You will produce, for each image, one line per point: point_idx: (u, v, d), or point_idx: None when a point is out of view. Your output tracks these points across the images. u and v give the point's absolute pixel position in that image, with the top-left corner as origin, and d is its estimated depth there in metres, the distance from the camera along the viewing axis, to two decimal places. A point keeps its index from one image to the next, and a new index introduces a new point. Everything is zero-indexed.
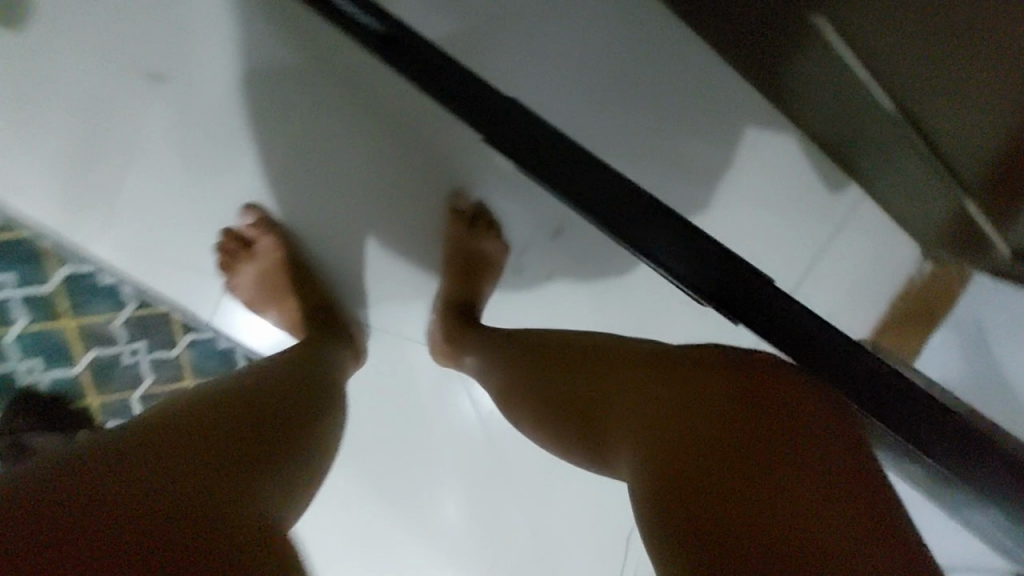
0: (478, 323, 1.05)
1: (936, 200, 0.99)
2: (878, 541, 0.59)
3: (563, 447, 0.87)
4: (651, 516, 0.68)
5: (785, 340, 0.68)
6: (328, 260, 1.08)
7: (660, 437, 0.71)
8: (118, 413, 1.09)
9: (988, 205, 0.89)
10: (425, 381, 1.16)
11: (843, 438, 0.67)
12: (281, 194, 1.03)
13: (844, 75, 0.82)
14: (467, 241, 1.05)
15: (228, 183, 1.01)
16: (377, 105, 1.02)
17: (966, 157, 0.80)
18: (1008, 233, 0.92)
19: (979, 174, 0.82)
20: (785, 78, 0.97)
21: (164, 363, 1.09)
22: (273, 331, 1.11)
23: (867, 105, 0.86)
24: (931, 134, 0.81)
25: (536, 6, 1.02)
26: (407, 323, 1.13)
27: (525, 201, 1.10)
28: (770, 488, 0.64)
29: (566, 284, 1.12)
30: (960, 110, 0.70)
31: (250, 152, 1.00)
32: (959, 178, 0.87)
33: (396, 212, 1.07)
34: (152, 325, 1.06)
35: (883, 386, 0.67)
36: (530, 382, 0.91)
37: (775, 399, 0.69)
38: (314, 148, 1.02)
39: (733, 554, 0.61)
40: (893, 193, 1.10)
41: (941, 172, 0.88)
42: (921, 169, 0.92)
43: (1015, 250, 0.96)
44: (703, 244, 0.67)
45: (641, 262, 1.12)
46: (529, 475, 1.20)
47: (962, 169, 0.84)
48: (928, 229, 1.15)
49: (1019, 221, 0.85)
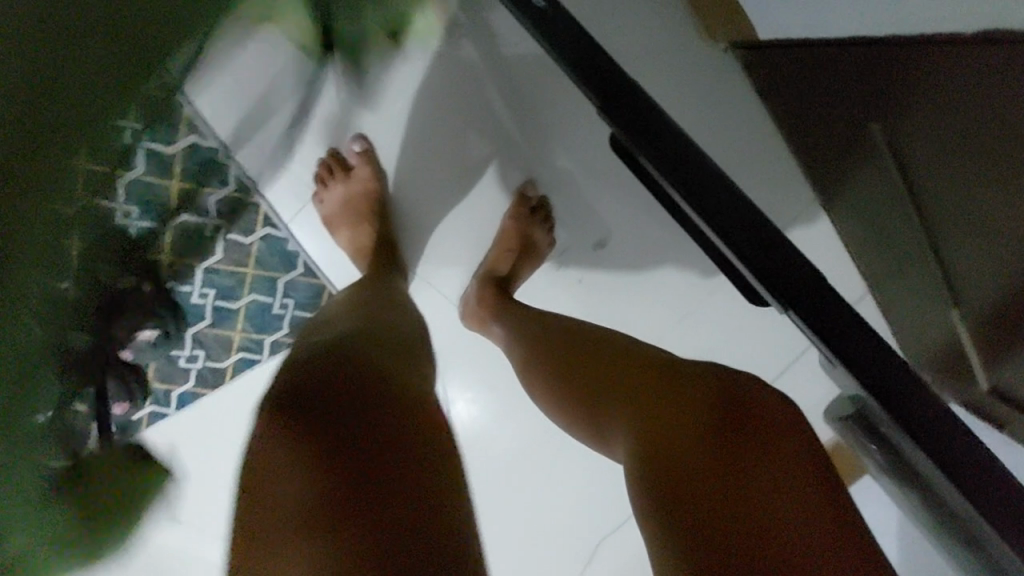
0: (511, 296, 1.21)
1: (934, 312, 1.23)
2: (829, 533, 0.73)
3: (572, 422, 1.02)
4: (641, 491, 0.82)
5: (836, 345, 0.63)
6: (401, 205, 1.23)
7: (658, 422, 0.86)
8: (182, 277, 1.17)
9: (977, 333, 1.12)
10: (449, 339, 1.33)
11: (808, 448, 0.81)
12: (389, 135, 1.20)
13: (881, 177, 1.10)
14: (523, 223, 1.22)
15: (352, 117, 1.18)
16: (497, 91, 1.20)
17: (965, 270, 1.02)
18: (984, 358, 1.15)
19: (976, 297, 1.04)
20: (837, 169, 1.23)
21: (237, 246, 1.18)
22: (335, 251, 1.22)
23: (893, 202, 1.11)
24: (938, 241, 1.05)
25: (654, 69, 1.34)
26: (450, 283, 1.30)
27: (582, 207, 1.28)
28: (744, 480, 0.78)
29: (592, 287, 1.30)
30: (968, 221, 0.93)
31: (382, 96, 1.18)
32: (956, 296, 1.10)
33: (476, 180, 1.24)
34: (242, 210, 1.16)
35: (945, 428, 0.59)
36: (560, 361, 1.06)
37: (756, 412, 0.84)
38: (433, 107, 1.19)
39: (708, 529, 0.75)
40: (903, 300, 1.34)
41: (942, 285, 1.12)
42: (928, 279, 1.16)
43: (987, 377, 1.19)
44: (768, 233, 0.68)
45: (664, 284, 1.30)
46: (510, 446, 1.37)
47: (960, 286, 1.07)
48: (918, 340, 1.39)
49: (998, 351, 1.08)
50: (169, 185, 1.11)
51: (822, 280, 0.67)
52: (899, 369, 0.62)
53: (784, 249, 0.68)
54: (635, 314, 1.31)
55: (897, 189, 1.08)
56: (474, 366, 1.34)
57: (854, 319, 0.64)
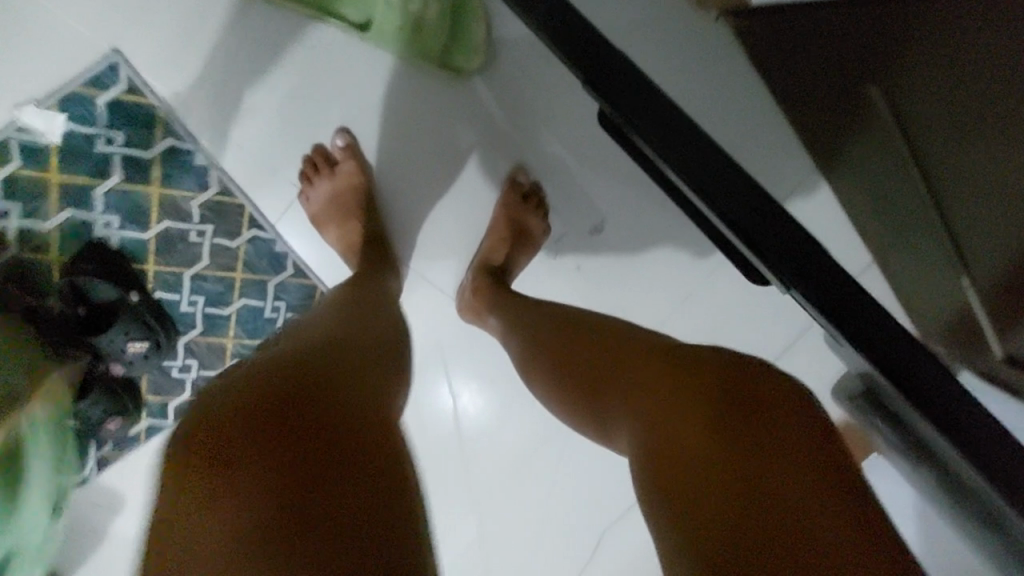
0: (508, 287, 1.18)
1: (942, 277, 1.17)
2: (848, 527, 0.69)
3: (574, 419, 0.99)
4: (645, 485, 0.80)
5: (846, 324, 0.57)
6: (391, 200, 1.20)
7: (664, 415, 0.83)
8: (171, 287, 1.13)
9: (987, 295, 1.06)
10: (446, 334, 1.30)
11: (823, 436, 0.77)
12: (374, 127, 1.16)
13: (881, 139, 1.05)
14: (518, 211, 1.19)
15: (334, 111, 1.14)
16: (483, 75, 1.17)
17: (972, 228, 0.97)
18: (996, 320, 1.09)
19: (985, 256, 0.99)
20: (838, 135, 1.18)
21: (224, 251, 1.14)
22: (324, 250, 1.19)
23: (895, 164, 1.06)
24: (943, 199, 1.00)
25: (644, 43, 1.30)
26: (444, 276, 1.26)
27: (576, 191, 1.24)
28: (754, 472, 0.74)
29: (591, 272, 1.26)
30: (976, 176, 0.88)
31: (364, 87, 1.14)
32: (962, 257, 1.05)
33: (466, 170, 1.21)
34: (225, 212, 1.12)
35: (948, 393, 0.53)
36: (552, 352, 1.04)
37: (767, 400, 0.80)
38: (417, 96, 1.16)
39: (713, 524, 0.72)
40: (910, 267, 1.29)
41: (948, 246, 1.07)
42: (934, 242, 1.11)
43: (1001, 341, 1.13)
44: (768, 203, 0.62)
45: (663, 263, 1.27)
46: (511, 440, 1.33)
47: (968, 246, 1.01)
48: (928, 308, 1.33)
49: (1012, 312, 1.02)
50: (148, 192, 1.09)
51: (833, 259, 0.60)
52: (915, 348, 0.55)
53: (784, 218, 0.61)
54: (632, 297, 1.27)
55: (898, 151, 1.03)
56: (472, 360, 1.31)
57: (863, 295, 0.57)
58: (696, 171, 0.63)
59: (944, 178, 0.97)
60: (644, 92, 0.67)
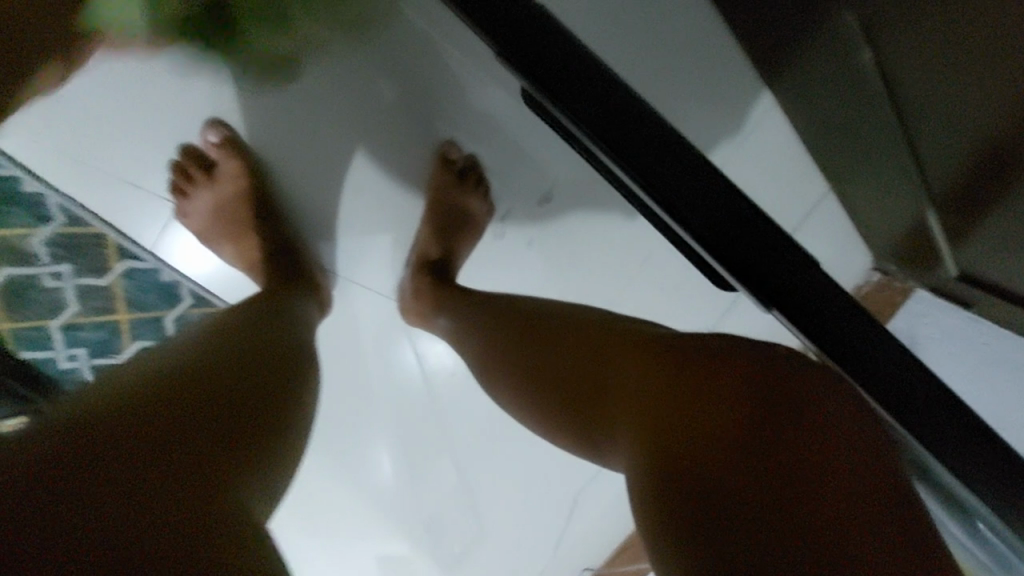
0: (452, 282, 1.04)
1: (902, 209, 1.03)
2: (885, 515, 0.57)
3: (552, 430, 0.87)
4: (643, 490, 0.69)
5: (825, 338, 0.52)
6: (297, 199, 1.01)
7: (661, 423, 0.70)
8: (31, 343, 0.94)
9: (953, 226, 0.93)
10: (386, 338, 1.15)
11: (861, 426, 0.60)
12: (251, 108, 0.94)
13: (843, 61, 0.88)
14: (451, 193, 1.03)
15: (188, 93, 0.90)
16: (373, 26, 0.92)
17: (940, 153, 0.82)
18: (961, 254, 0.97)
19: (950, 184, 0.86)
20: (789, 60, 0.99)
21: (94, 291, 0.95)
22: (217, 269, 1.00)
23: (855, 87, 0.89)
24: (911, 125, 0.84)
25: None
26: (373, 274, 1.09)
27: (509, 159, 1.06)
28: (772, 464, 0.62)
29: (539, 249, 1.11)
30: (951, 94, 0.73)
31: (218, 55, 0.89)
32: (927, 186, 0.91)
33: (376, 148, 1.00)
34: (83, 245, 0.93)
35: (918, 384, 0.52)
36: (512, 354, 0.92)
37: (788, 386, 0.65)
38: (294, 60, 0.92)
39: (729, 535, 0.60)
40: (865, 201, 1.14)
41: (912, 175, 0.92)
42: (894, 172, 0.96)
43: (966, 274, 1.01)
44: (735, 199, 0.52)
45: (613, 227, 1.10)
46: (465, 438, 1.22)
47: (934, 174, 0.87)
48: (888, 245, 1.19)
49: (979, 244, 0.90)
50: None
51: (805, 253, 0.53)
52: (885, 344, 0.53)
53: (745, 214, 0.51)
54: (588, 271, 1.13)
55: (861, 72, 0.85)
56: (418, 360, 1.18)
57: (834, 291, 0.52)
58: (671, 191, 0.50)
59: (908, 107, 0.82)
60: (623, 110, 0.50)
